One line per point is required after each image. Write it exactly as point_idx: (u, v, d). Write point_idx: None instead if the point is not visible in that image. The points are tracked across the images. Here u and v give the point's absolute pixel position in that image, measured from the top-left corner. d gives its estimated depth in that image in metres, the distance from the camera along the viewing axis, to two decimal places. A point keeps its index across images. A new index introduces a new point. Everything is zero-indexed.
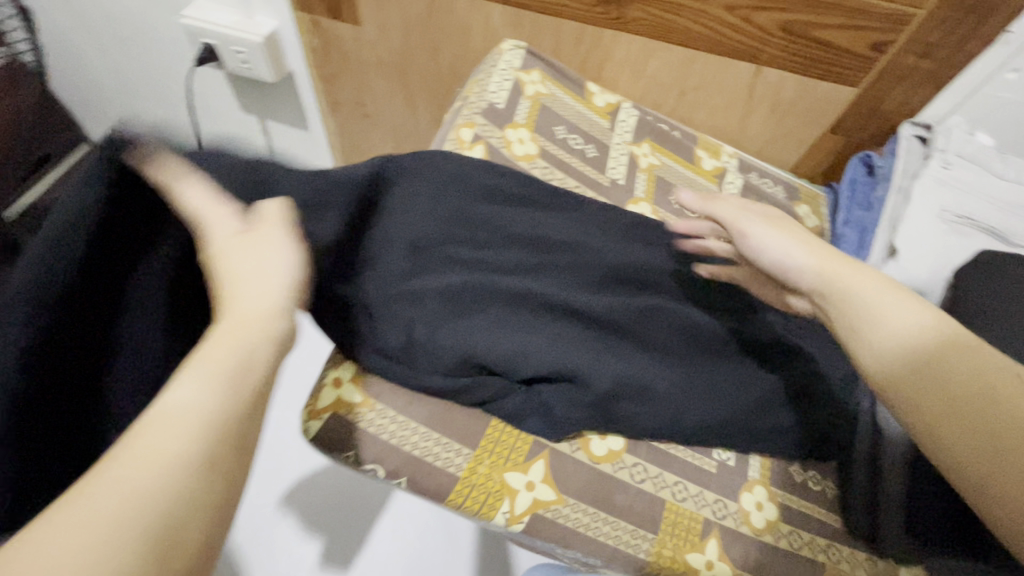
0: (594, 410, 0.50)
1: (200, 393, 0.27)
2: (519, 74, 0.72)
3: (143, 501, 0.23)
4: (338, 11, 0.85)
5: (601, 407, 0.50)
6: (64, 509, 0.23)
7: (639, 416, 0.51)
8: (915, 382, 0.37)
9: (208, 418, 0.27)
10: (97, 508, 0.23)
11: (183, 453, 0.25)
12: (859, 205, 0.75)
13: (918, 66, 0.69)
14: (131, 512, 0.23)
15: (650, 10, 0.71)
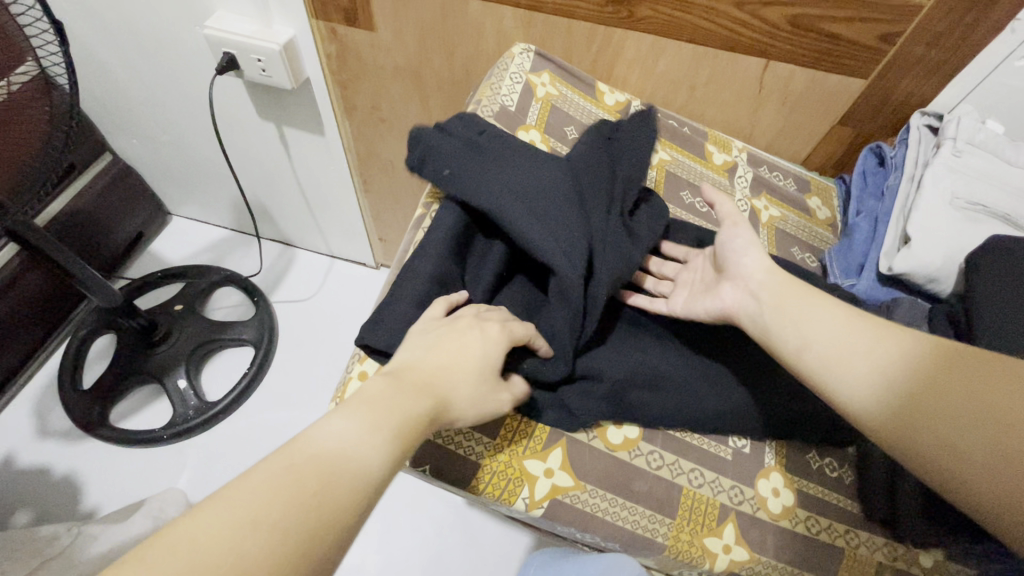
0: (609, 400, 0.51)
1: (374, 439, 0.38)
2: (530, 77, 0.75)
3: (322, 510, 0.34)
4: (355, 19, 0.88)
5: (616, 398, 0.51)
6: (284, 495, 0.33)
7: (653, 405, 0.52)
8: (921, 403, 0.41)
9: (366, 462, 0.36)
10: (299, 502, 0.33)
11: (361, 479, 0.36)
12: (871, 195, 0.75)
13: (926, 57, 0.69)
14: (314, 516, 0.33)
15: (659, 9, 0.72)
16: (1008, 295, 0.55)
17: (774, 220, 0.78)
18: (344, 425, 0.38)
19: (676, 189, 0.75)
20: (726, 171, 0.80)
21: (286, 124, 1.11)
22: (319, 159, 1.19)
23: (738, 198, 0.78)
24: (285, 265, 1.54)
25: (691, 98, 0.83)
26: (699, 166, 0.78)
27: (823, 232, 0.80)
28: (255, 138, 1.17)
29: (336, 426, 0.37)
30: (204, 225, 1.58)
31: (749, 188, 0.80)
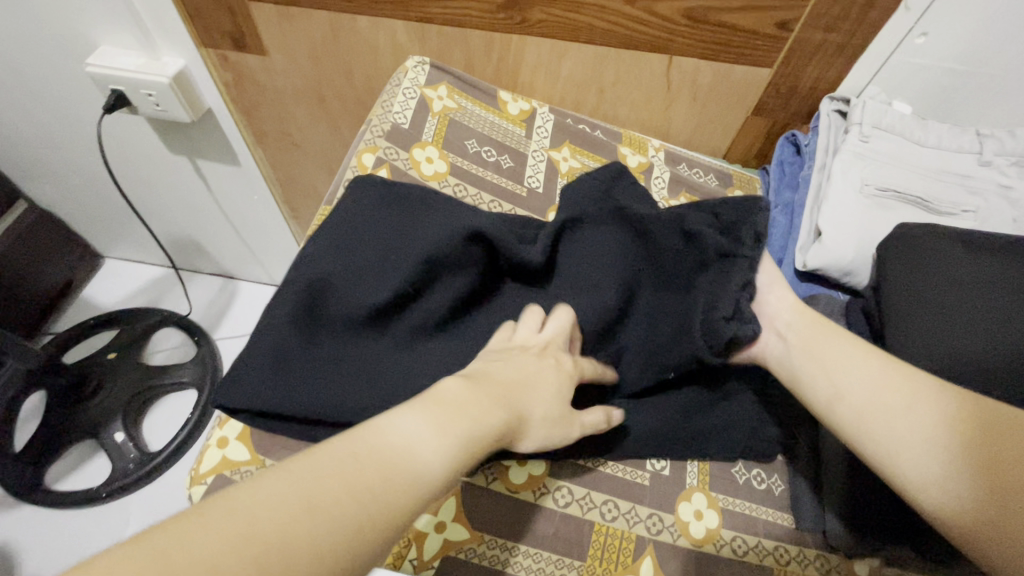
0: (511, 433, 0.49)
1: (420, 429, 0.31)
2: (425, 90, 0.71)
3: (356, 509, 0.27)
4: (245, 43, 0.83)
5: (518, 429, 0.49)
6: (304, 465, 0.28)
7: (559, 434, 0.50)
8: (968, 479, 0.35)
9: (421, 461, 0.30)
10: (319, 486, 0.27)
11: (408, 478, 0.29)
12: (787, 186, 0.73)
13: (826, 40, 0.67)
14: (342, 517, 0.27)
15: (550, 11, 0.69)
16: (918, 284, 0.53)
17: None
18: (413, 426, 0.31)
19: None
20: (643, 174, 0.77)
21: (198, 157, 1.05)
22: (240, 190, 1.14)
23: (655, 202, 0.75)
24: (226, 299, 1.48)
25: (601, 100, 0.80)
26: None
27: None
28: (169, 174, 1.10)
29: (408, 422, 0.31)
30: (138, 265, 1.50)
31: (667, 189, 0.77)
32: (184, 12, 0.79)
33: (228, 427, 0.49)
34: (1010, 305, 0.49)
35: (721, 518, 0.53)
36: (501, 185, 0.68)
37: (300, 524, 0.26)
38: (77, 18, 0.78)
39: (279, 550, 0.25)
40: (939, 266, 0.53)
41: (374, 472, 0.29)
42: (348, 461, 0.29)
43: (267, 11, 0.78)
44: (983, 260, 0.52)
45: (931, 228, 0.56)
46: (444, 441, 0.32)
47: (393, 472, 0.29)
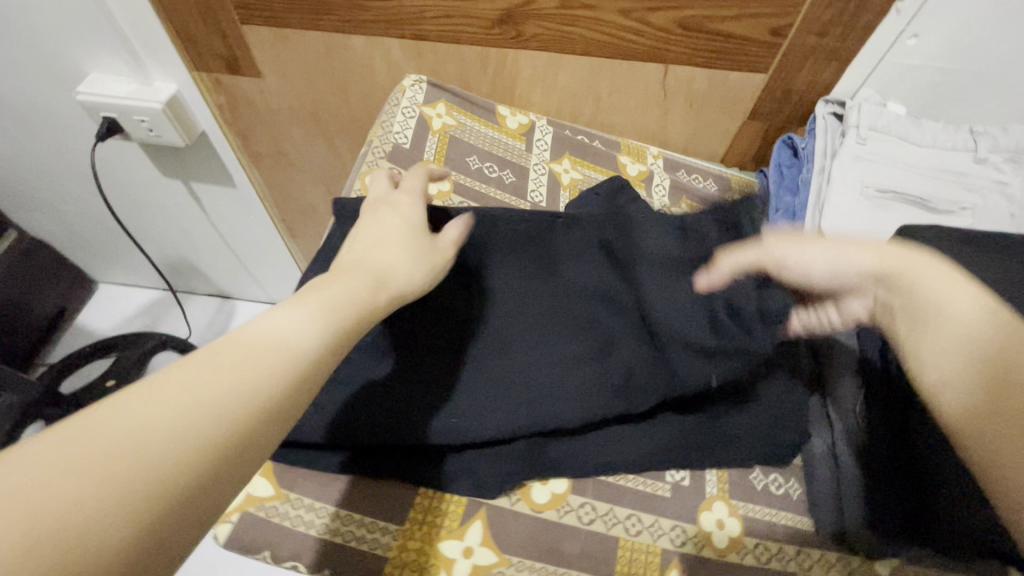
0: (528, 460, 0.48)
1: (301, 322, 0.33)
2: (423, 108, 0.71)
3: (204, 417, 0.27)
4: (238, 66, 0.82)
5: (533, 456, 0.48)
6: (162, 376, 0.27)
7: (573, 455, 0.49)
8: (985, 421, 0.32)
9: (298, 344, 0.32)
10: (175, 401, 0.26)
11: (288, 359, 0.31)
12: (787, 189, 0.74)
13: (819, 44, 0.68)
14: (198, 418, 0.26)
15: (545, 25, 0.69)
16: None
17: None
18: (291, 317, 0.33)
19: None
20: (643, 182, 0.78)
21: (191, 179, 1.04)
22: (235, 211, 1.13)
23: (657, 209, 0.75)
24: (224, 319, 1.46)
25: (598, 109, 0.80)
26: None
27: None
28: (163, 198, 1.09)
29: (284, 316, 0.33)
30: (134, 290, 1.48)
31: (668, 197, 0.77)
32: (175, 37, 0.79)
33: None
34: (1017, 302, 0.50)
35: (742, 526, 0.53)
36: (504, 200, 0.69)
37: (181, 421, 0.26)
38: (66, 47, 0.78)
39: (154, 442, 0.25)
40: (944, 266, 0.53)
41: (243, 358, 0.30)
42: (220, 359, 0.29)
43: (259, 34, 0.77)
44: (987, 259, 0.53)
45: (933, 229, 0.57)
46: (318, 322, 0.33)
47: (267, 358, 0.30)
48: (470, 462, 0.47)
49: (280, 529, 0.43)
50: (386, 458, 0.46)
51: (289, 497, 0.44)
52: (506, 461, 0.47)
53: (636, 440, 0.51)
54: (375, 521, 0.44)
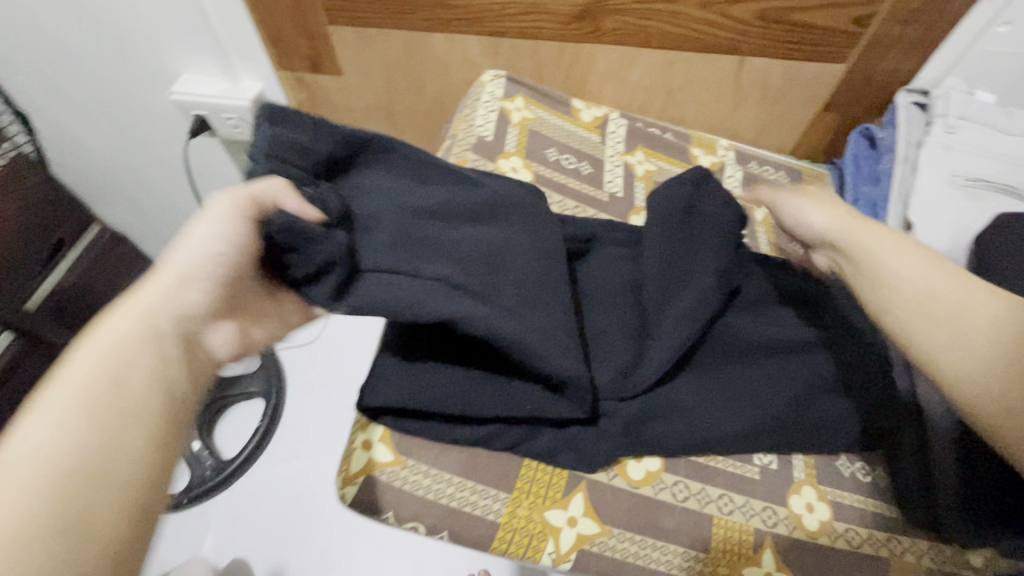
0: (626, 437, 0.49)
1: (55, 431, 0.30)
2: (503, 103, 0.74)
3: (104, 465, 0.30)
4: (321, 65, 0.86)
5: (631, 431, 0.50)
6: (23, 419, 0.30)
7: (670, 433, 0.50)
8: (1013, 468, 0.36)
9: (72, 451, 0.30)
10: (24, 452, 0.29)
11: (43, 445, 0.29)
12: (866, 179, 0.73)
13: (902, 34, 0.68)
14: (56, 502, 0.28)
15: (625, 20, 0.71)
16: None
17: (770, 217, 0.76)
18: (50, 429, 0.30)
19: None
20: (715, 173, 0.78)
21: None
22: None
23: None
24: None
25: (669, 103, 0.81)
26: None
27: None
28: None
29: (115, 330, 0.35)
30: None
31: (741, 187, 0.78)
32: (267, 39, 0.83)
33: (369, 429, 0.48)
34: None
35: (831, 510, 0.54)
36: (583, 191, 0.70)
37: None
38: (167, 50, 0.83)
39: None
40: None
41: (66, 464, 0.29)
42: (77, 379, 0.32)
43: (343, 34, 0.81)
44: None
45: None
46: (90, 341, 0.34)
47: (83, 369, 0.33)
48: (569, 438, 0.48)
49: (400, 493, 0.45)
50: (500, 433, 0.47)
51: (406, 464, 0.46)
52: (603, 437, 0.49)
53: (725, 419, 0.51)
54: (486, 488, 0.46)
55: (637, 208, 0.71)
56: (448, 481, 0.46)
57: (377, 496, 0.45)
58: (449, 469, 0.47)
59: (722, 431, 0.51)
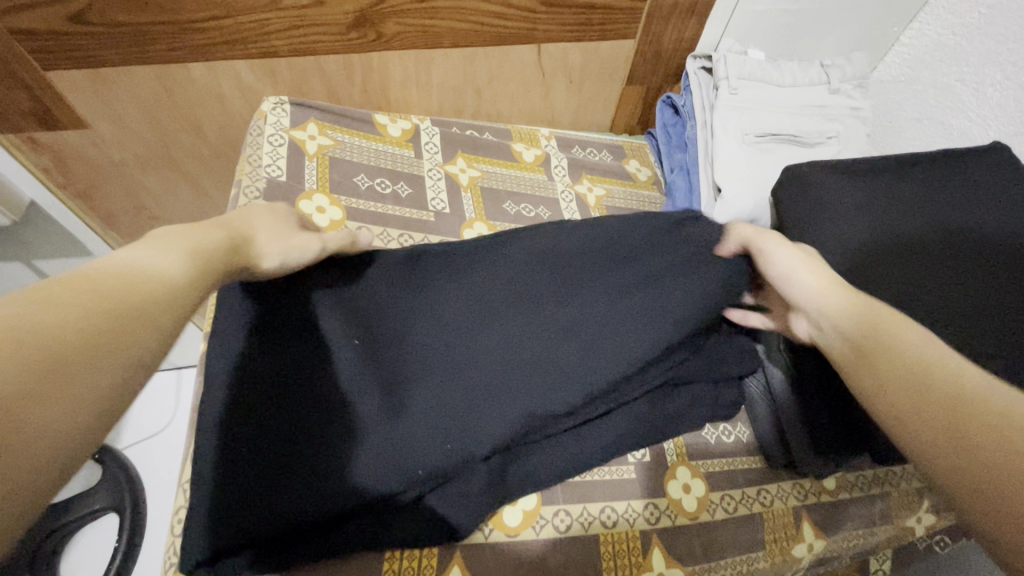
0: (489, 492, 0.45)
1: None
2: (292, 133, 0.64)
3: None
4: (56, 121, 0.69)
5: (492, 485, 0.46)
6: None
7: (534, 470, 0.48)
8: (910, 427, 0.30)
9: None
10: None
11: None
12: (676, 148, 0.76)
13: (677, 3, 0.69)
14: None
15: (405, 22, 0.64)
16: (813, 218, 0.58)
17: (602, 199, 0.76)
18: None
19: (496, 203, 0.70)
20: (541, 166, 0.76)
21: (33, 259, 0.85)
22: None
23: (561, 191, 0.75)
24: None
25: (480, 99, 0.77)
26: (513, 170, 0.74)
27: (648, 193, 0.79)
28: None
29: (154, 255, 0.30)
30: None
31: (568, 175, 0.77)
32: None
33: None
34: (885, 218, 0.56)
35: (706, 484, 0.55)
36: (405, 216, 0.64)
37: None
38: None
39: None
40: (830, 201, 0.58)
41: None
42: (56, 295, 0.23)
43: (71, 79, 0.65)
44: (858, 186, 0.59)
45: (812, 165, 0.61)
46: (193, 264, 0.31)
47: None
48: (430, 506, 0.43)
49: None
50: (352, 535, 0.41)
51: None
52: (472, 496, 0.44)
53: (590, 437, 0.50)
54: None
55: (469, 221, 0.67)
56: None
57: None
58: None
59: (585, 454, 0.50)
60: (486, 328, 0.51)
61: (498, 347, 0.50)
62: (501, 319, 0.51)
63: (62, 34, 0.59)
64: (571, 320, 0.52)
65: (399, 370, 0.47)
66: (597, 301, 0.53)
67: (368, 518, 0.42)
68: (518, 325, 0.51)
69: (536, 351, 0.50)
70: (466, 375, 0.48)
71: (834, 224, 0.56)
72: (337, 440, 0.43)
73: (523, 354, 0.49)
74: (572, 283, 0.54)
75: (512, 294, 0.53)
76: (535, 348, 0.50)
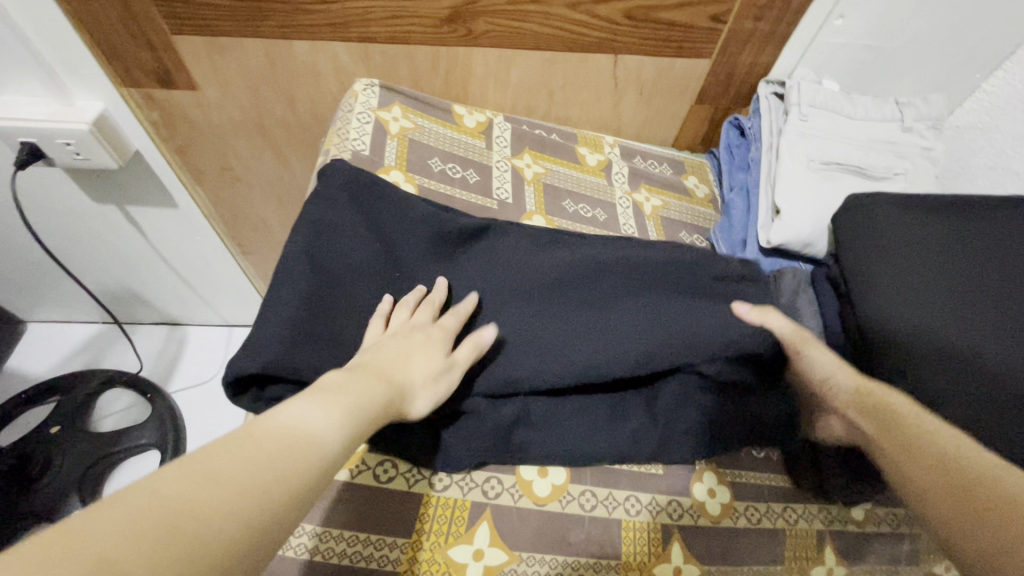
0: (494, 443, 0.48)
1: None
2: (378, 114, 0.69)
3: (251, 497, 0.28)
4: (173, 80, 0.77)
5: (499, 438, 0.48)
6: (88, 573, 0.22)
7: (543, 441, 0.50)
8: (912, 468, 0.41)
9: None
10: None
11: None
12: (739, 168, 0.78)
13: (756, 29, 0.71)
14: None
15: (494, 21, 0.68)
16: (869, 247, 0.59)
17: (658, 210, 0.79)
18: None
19: (556, 200, 0.73)
20: (603, 171, 0.79)
21: (127, 204, 0.93)
22: (178, 235, 1.04)
23: (619, 197, 0.77)
24: (176, 349, 1.27)
25: (552, 102, 0.81)
26: (575, 171, 0.77)
27: (704, 210, 0.81)
28: (97, 226, 0.97)
29: (309, 416, 0.33)
30: (74, 325, 1.27)
31: (628, 183, 0.80)
32: (99, 53, 0.71)
33: None
34: (947, 256, 0.56)
35: (732, 492, 0.55)
36: (470, 200, 0.68)
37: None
38: None
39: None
40: (888, 233, 0.58)
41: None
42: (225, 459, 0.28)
43: (193, 45, 0.72)
44: (922, 224, 0.59)
45: (875, 197, 0.62)
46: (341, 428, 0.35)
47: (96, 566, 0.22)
48: (443, 438, 0.48)
49: (279, 564, 0.41)
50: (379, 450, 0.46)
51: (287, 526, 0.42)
52: (481, 446, 0.48)
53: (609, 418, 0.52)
54: (381, 536, 0.43)
55: (529, 213, 0.70)
56: (339, 538, 0.43)
57: None
58: (337, 523, 0.43)
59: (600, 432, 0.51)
60: (519, 294, 0.55)
61: (521, 312, 0.54)
62: (533, 290, 0.56)
63: (193, 4, 0.67)
64: (594, 302, 0.55)
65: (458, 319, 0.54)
66: (621, 294, 0.56)
67: (401, 447, 0.46)
68: (533, 298, 0.55)
69: (554, 318, 0.54)
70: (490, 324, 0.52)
71: (888, 255, 0.57)
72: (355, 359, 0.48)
73: (540, 320, 0.53)
74: (601, 271, 0.57)
75: (547, 269, 0.57)
76: (551, 314, 0.54)
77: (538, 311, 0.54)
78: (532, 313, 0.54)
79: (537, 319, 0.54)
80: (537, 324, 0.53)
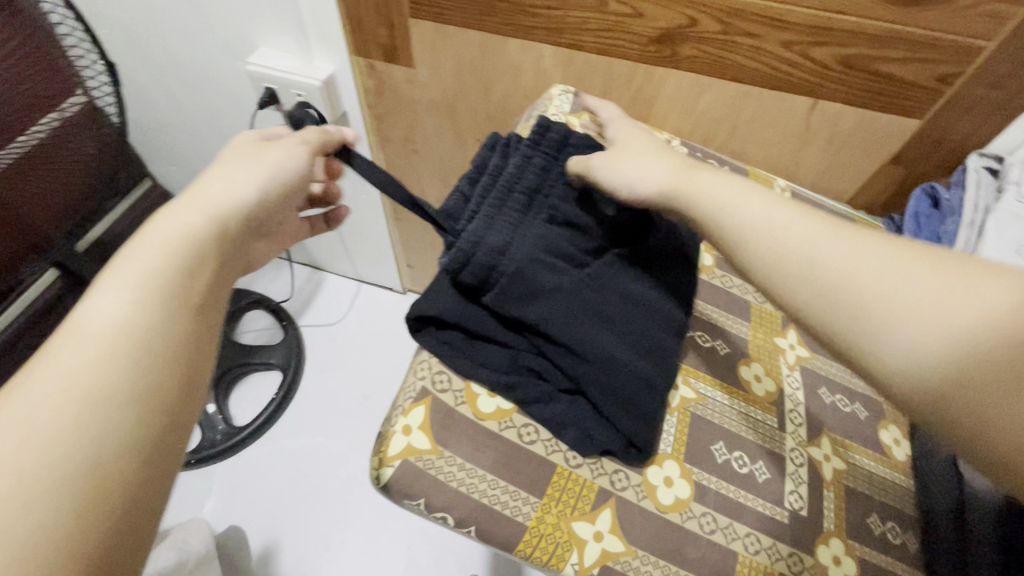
0: (610, 447, 0.49)
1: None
2: (568, 118, 0.74)
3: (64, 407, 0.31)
4: (395, 56, 0.87)
5: (612, 444, 0.48)
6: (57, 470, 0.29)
7: (637, 446, 0.48)
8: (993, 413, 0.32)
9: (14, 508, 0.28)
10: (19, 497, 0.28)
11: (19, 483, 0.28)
12: (926, 240, 0.73)
13: (986, 97, 0.67)
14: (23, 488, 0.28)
15: (703, 48, 0.70)
16: None
17: None
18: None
19: None
20: None
21: None
22: None
23: None
24: (312, 289, 1.37)
25: (733, 134, 0.81)
26: None
27: None
28: None
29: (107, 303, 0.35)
30: None
31: None
32: (348, 24, 0.82)
33: (410, 415, 0.48)
34: None
35: (858, 566, 0.52)
36: None
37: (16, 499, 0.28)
38: (243, 19, 0.81)
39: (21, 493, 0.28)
40: None
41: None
42: (19, 410, 0.30)
43: (423, 28, 0.82)
44: None
45: None
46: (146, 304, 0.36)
47: None
48: (577, 414, 0.49)
49: (431, 482, 0.46)
50: (526, 418, 0.49)
51: (442, 454, 0.47)
52: (592, 440, 0.48)
53: (611, 429, 0.49)
54: (518, 489, 0.47)
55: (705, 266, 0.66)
56: (482, 478, 0.47)
57: (412, 483, 0.46)
58: (481, 466, 0.47)
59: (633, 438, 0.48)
60: (632, 288, 0.52)
61: (634, 318, 0.51)
62: (625, 301, 0.51)
63: None
64: (633, 316, 0.50)
65: (612, 298, 0.50)
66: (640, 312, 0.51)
67: (549, 415, 0.49)
68: (631, 299, 0.51)
69: (619, 331, 0.49)
70: (610, 328, 0.49)
71: None
72: (501, 325, 0.50)
73: (622, 329, 0.50)
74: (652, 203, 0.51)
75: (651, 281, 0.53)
76: (626, 323, 0.50)
77: (612, 318, 0.49)
78: (621, 316, 0.50)
79: (627, 332, 0.50)
80: (618, 334, 0.49)
